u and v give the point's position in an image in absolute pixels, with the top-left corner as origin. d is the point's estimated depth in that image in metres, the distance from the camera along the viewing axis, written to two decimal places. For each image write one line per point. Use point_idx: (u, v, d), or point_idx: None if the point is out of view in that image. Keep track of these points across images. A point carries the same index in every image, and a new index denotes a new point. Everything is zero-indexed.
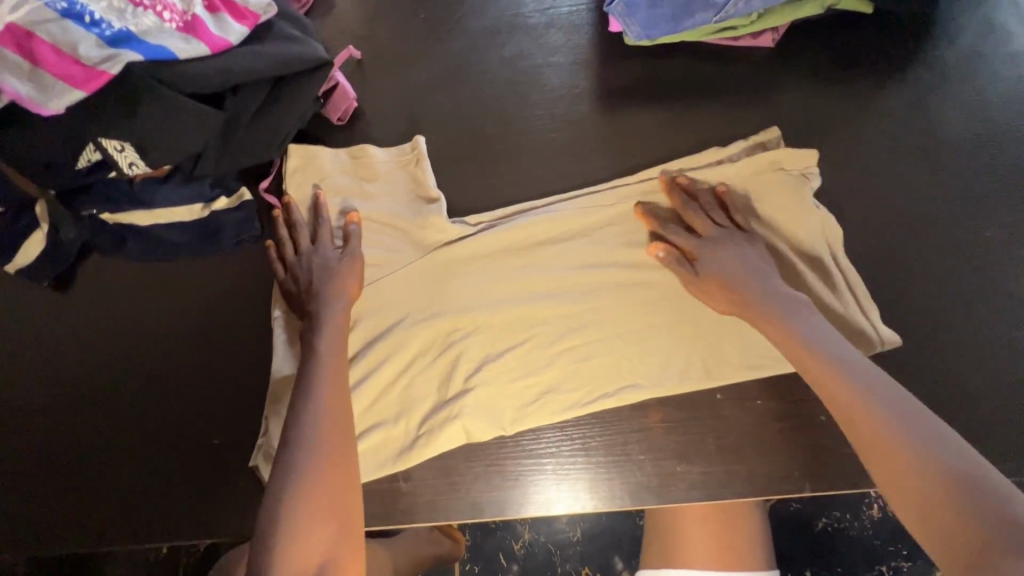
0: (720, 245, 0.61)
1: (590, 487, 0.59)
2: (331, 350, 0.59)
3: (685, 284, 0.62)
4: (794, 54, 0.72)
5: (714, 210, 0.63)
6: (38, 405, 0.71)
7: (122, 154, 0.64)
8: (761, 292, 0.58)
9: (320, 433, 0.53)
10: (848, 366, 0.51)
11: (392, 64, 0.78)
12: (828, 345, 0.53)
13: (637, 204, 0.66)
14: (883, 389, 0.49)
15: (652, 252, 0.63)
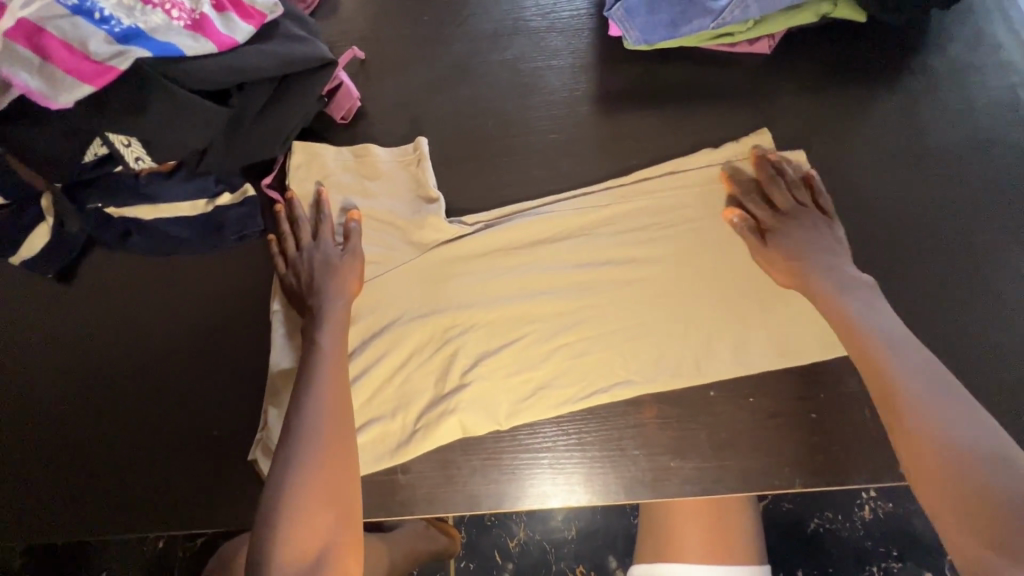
0: (794, 222, 0.63)
1: (586, 481, 0.60)
2: (332, 347, 0.60)
3: (751, 253, 0.64)
4: (789, 60, 0.74)
5: (797, 189, 0.65)
6: (39, 396, 0.72)
7: (129, 148, 0.66)
8: (827, 272, 0.59)
9: (319, 426, 0.54)
10: (901, 346, 0.53)
11: (395, 65, 0.80)
12: (882, 328, 0.55)
13: (722, 168, 0.68)
14: (932, 380, 0.50)
15: (727, 216, 0.65)
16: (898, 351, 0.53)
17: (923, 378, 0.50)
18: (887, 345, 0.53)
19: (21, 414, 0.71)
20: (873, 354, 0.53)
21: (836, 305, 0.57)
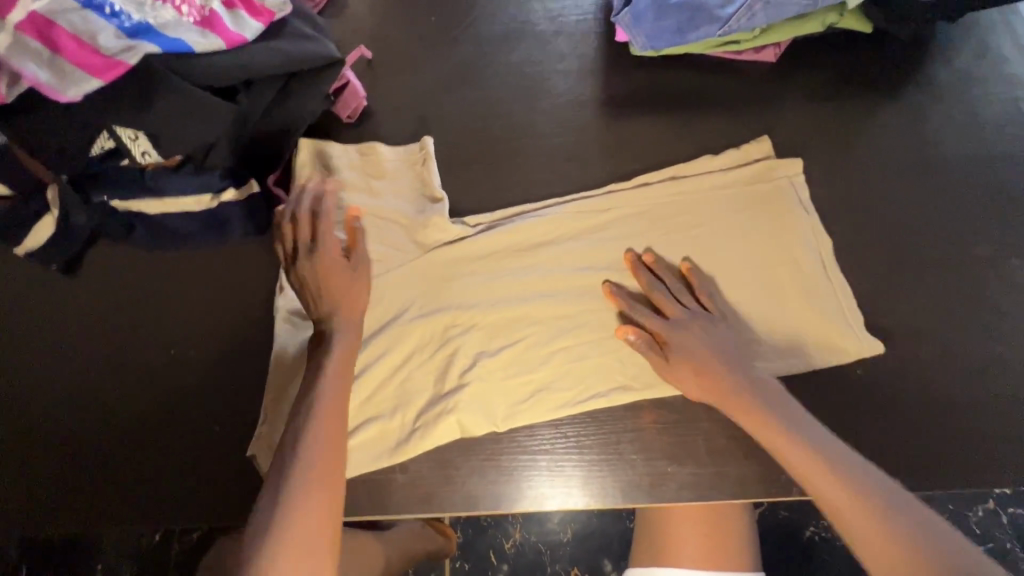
0: (686, 332, 0.60)
1: (583, 484, 0.60)
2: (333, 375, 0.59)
3: (655, 369, 0.60)
4: (795, 69, 0.74)
5: (680, 292, 0.63)
6: (39, 387, 0.72)
7: (135, 143, 0.67)
8: (741, 389, 0.58)
9: (311, 459, 0.54)
10: (836, 459, 0.53)
11: (402, 65, 0.80)
12: (815, 439, 0.55)
13: (628, 252, 0.65)
14: (865, 476, 0.52)
15: (622, 335, 0.62)
16: (835, 462, 0.53)
17: (865, 489, 0.51)
18: (818, 458, 0.53)
19: (21, 404, 0.71)
20: (809, 471, 0.53)
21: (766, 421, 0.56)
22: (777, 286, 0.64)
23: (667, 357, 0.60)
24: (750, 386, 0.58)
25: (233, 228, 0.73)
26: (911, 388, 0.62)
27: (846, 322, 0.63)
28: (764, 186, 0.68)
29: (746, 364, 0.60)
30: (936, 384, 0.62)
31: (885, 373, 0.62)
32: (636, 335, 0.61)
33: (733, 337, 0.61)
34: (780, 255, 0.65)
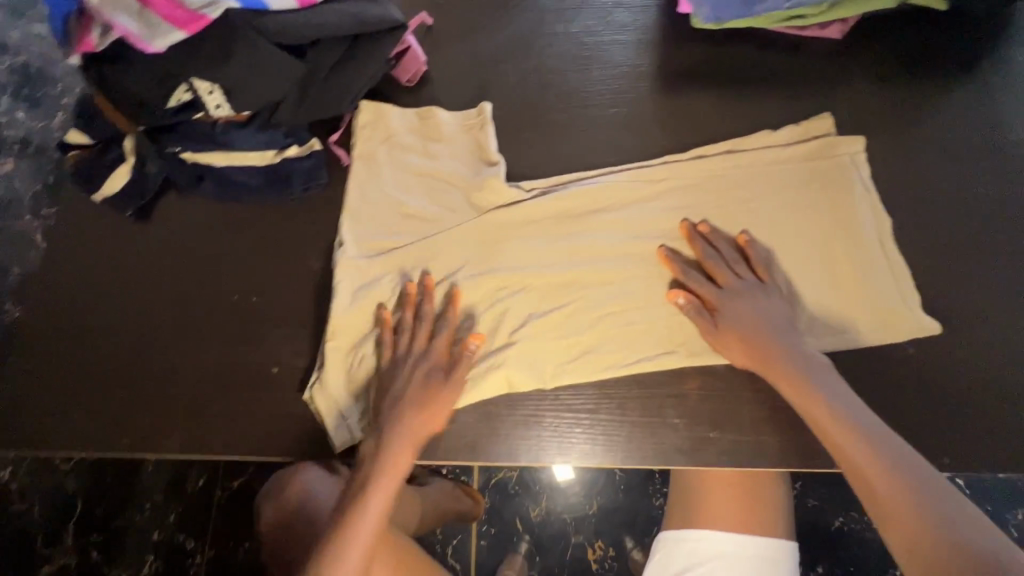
0: (740, 299, 0.61)
1: (624, 444, 0.61)
2: (397, 451, 0.60)
3: (703, 333, 0.62)
4: (860, 47, 0.73)
5: (736, 262, 0.63)
6: (108, 323, 0.76)
7: (211, 96, 0.70)
8: (787, 354, 0.58)
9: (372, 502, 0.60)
10: (866, 430, 0.54)
11: (462, 32, 0.81)
12: (861, 420, 0.54)
13: (683, 222, 0.66)
14: (901, 454, 0.52)
15: (671, 299, 0.63)
16: (870, 439, 0.53)
17: (898, 463, 0.52)
18: (855, 433, 0.53)
19: (92, 340, 0.76)
20: (846, 447, 0.53)
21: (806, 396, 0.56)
22: (833, 261, 0.63)
23: (715, 324, 0.61)
24: (799, 362, 0.58)
25: (295, 182, 0.76)
26: (973, 373, 0.60)
27: (902, 302, 0.62)
28: (823, 163, 0.67)
29: (800, 336, 0.60)
30: (1002, 371, 0.60)
31: (946, 355, 0.60)
32: (686, 302, 0.62)
33: (787, 309, 0.61)
34: (838, 232, 0.64)
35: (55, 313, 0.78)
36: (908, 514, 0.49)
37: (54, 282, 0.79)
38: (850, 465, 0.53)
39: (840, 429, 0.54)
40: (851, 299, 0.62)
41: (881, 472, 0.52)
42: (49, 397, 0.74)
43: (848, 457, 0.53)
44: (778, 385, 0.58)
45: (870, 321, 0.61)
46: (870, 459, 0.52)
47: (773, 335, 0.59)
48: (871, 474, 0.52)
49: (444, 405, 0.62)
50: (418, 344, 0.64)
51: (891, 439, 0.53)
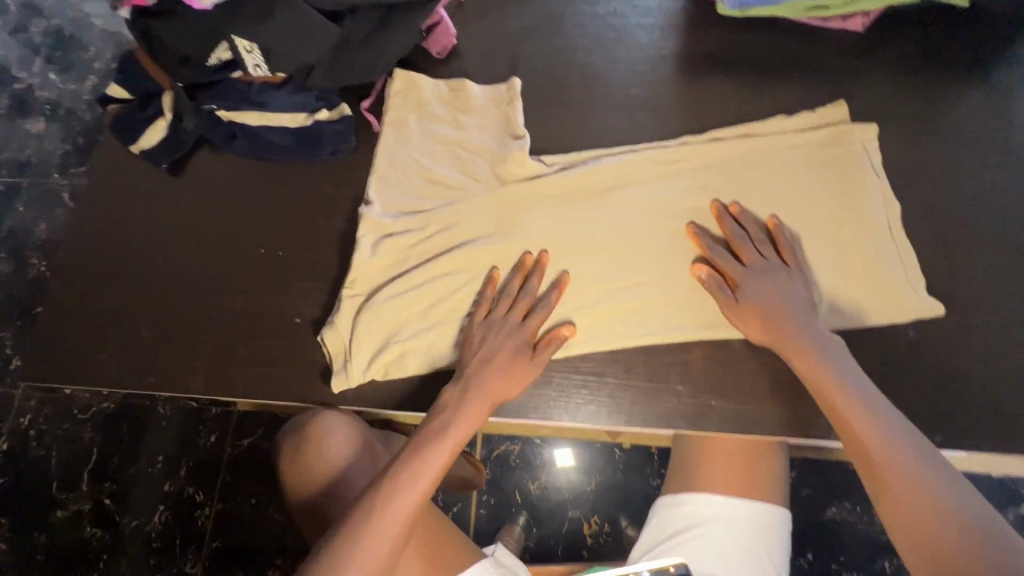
0: (763, 277, 0.63)
1: (629, 407, 0.64)
2: (472, 409, 0.62)
3: (722, 307, 0.63)
4: (881, 40, 0.74)
5: (761, 243, 0.65)
6: (138, 270, 0.80)
7: (250, 55, 0.74)
8: (805, 332, 0.60)
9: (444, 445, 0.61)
10: (876, 410, 0.55)
11: (492, 9, 0.84)
12: (872, 399, 0.56)
13: (714, 202, 0.68)
14: (909, 438, 0.53)
15: (695, 271, 0.65)
16: (880, 420, 0.54)
17: (905, 445, 0.53)
18: (866, 414, 0.55)
19: (123, 285, 0.79)
20: (853, 421, 0.55)
21: (819, 368, 0.58)
22: (843, 245, 0.65)
23: (736, 298, 0.63)
24: (812, 337, 0.59)
25: (324, 145, 0.79)
26: (972, 358, 0.62)
27: (910, 287, 0.63)
28: (837, 149, 0.69)
29: (817, 316, 0.62)
30: (999, 356, 0.62)
31: (945, 338, 0.62)
32: (709, 275, 0.64)
33: (805, 289, 0.63)
34: (850, 216, 0.66)
35: (89, 259, 0.81)
36: (904, 487, 0.51)
37: (89, 229, 0.82)
38: (854, 439, 0.55)
39: (852, 408, 0.55)
40: (858, 280, 0.64)
41: (886, 452, 0.53)
42: (82, 337, 0.78)
43: (853, 429, 0.55)
44: (790, 358, 0.60)
45: (874, 303, 0.63)
46: (876, 432, 0.54)
47: (789, 310, 0.61)
48: (874, 447, 0.53)
49: (519, 374, 0.63)
50: (513, 313, 0.65)
51: (902, 423, 0.55)
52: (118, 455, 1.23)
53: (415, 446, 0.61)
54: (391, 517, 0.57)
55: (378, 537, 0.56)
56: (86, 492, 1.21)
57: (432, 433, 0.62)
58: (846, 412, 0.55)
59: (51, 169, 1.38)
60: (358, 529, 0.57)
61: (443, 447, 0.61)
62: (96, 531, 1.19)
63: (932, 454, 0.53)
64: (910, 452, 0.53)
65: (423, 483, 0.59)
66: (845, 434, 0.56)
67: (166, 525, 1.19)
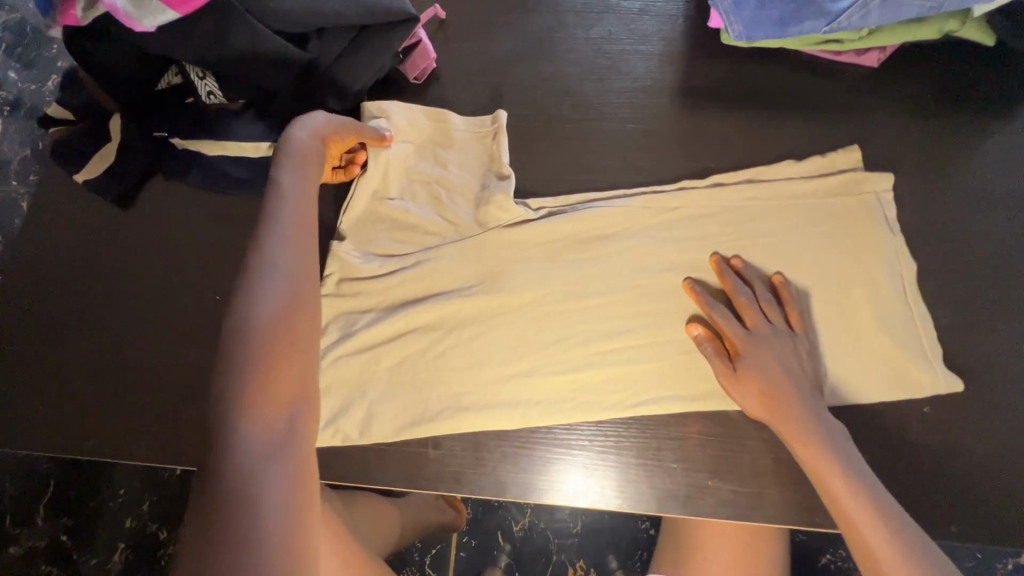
0: (765, 345, 0.57)
1: (618, 486, 0.58)
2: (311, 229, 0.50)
3: (720, 375, 0.57)
4: (899, 77, 0.68)
5: (767, 303, 0.59)
6: (81, 314, 0.72)
7: (202, 82, 0.68)
8: (807, 409, 0.54)
9: (293, 252, 0.48)
10: (880, 503, 0.50)
11: (477, 29, 0.77)
12: (875, 491, 0.51)
13: (713, 256, 0.62)
14: (915, 537, 0.49)
15: (689, 330, 0.59)
16: (887, 516, 0.49)
17: (914, 547, 0.48)
18: (869, 507, 0.50)
19: (65, 330, 0.72)
20: (855, 514, 0.50)
21: (817, 447, 0.53)
22: (853, 310, 0.60)
23: (734, 368, 0.57)
24: (814, 419, 0.54)
25: None
26: (990, 437, 0.57)
27: (923, 358, 0.58)
28: (847, 201, 0.63)
29: (821, 392, 0.56)
30: (1018, 437, 0.57)
31: (961, 415, 0.57)
32: (704, 336, 0.58)
33: (810, 361, 0.57)
34: (859, 276, 0.61)
35: (29, 298, 0.74)
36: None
37: (28, 266, 0.75)
38: (857, 538, 0.50)
39: (853, 499, 0.50)
40: (866, 349, 0.59)
41: (893, 554, 0.48)
42: (17, 387, 0.71)
43: (853, 522, 0.50)
44: (790, 444, 0.54)
45: (882, 376, 0.58)
46: (881, 530, 0.49)
47: (793, 389, 0.55)
48: (880, 550, 0.48)
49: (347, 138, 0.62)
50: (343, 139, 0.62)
51: (906, 519, 0.50)
52: (76, 488, 1.15)
53: (257, 268, 0.46)
54: (259, 374, 0.42)
55: (266, 338, 0.43)
56: (40, 528, 1.13)
57: (270, 249, 0.47)
58: (839, 496, 0.51)
59: (8, 176, 1.29)
60: (243, 378, 0.41)
61: (292, 258, 0.47)
62: (52, 569, 1.12)
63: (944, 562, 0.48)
64: (918, 555, 0.47)
65: (299, 298, 0.46)
66: (846, 531, 0.50)
67: (127, 564, 1.12)
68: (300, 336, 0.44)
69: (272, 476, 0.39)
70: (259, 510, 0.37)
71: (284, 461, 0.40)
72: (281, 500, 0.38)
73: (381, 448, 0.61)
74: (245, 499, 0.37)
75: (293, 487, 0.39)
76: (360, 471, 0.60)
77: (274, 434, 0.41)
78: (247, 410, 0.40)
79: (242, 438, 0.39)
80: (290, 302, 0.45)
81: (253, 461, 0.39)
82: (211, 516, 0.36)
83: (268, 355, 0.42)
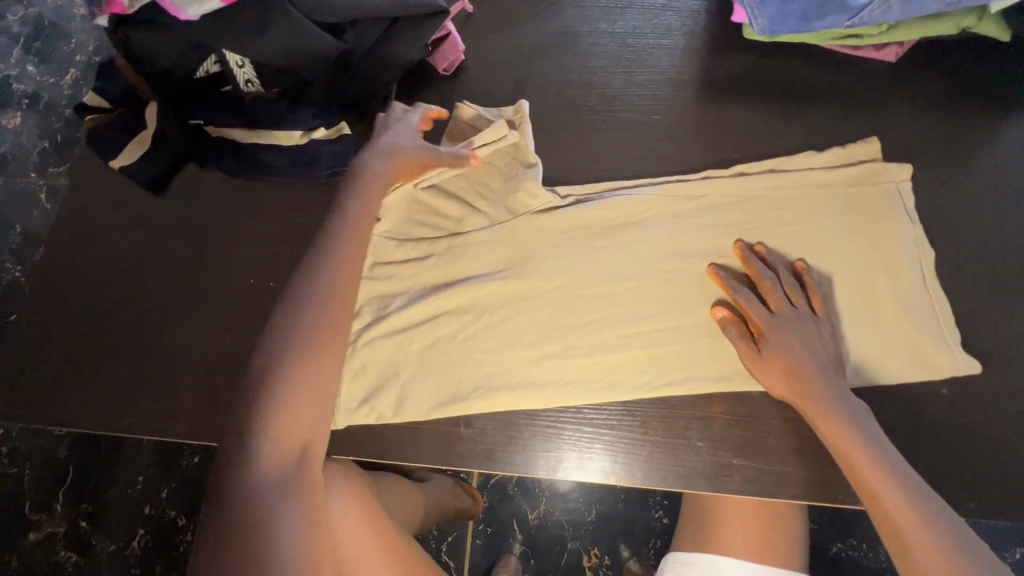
0: (788, 328, 0.58)
1: (645, 463, 0.60)
2: (343, 277, 0.57)
3: (744, 358, 0.59)
4: (916, 72, 0.70)
5: (790, 287, 0.61)
6: (115, 298, 0.74)
7: (241, 69, 0.69)
8: (828, 390, 0.56)
9: (317, 298, 0.56)
10: (901, 476, 0.52)
11: (504, 23, 0.79)
12: (895, 464, 0.53)
13: (738, 242, 0.64)
14: (936, 509, 0.50)
15: (713, 312, 0.61)
16: (908, 488, 0.51)
17: (936, 517, 0.50)
18: (890, 479, 0.52)
19: (99, 312, 0.74)
20: (877, 486, 0.52)
21: (841, 425, 0.54)
22: (873, 295, 0.62)
23: (759, 349, 0.58)
24: (839, 398, 0.56)
25: (323, 166, 0.72)
26: (1008, 418, 0.58)
27: (941, 341, 0.60)
28: (866, 191, 0.65)
29: (843, 374, 0.58)
30: None
31: (979, 396, 0.59)
32: (729, 320, 0.60)
33: (832, 344, 0.59)
34: (880, 263, 0.63)
35: (62, 281, 0.75)
36: (935, 558, 0.48)
37: (63, 250, 0.76)
38: (882, 512, 0.51)
39: (875, 474, 0.52)
40: (888, 333, 0.60)
41: (913, 523, 0.50)
42: (53, 367, 0.72)
43: (875, 493, 0.52)
44: (818, 426, 0.55)
45: (903, 359, 0.60)
46: (903, 501, 0.51)
47: (819, 371, 0.57)
48: (904, 520, 0.50)
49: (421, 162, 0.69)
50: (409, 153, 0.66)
51: (926, 492, 0.52)
52: (95, 474, 1.17)
53: (287, 314, 0.55)
54: (282, 409, 0.51)
55: (290, 378, 0.52)
56: (61, 514, 1.15)
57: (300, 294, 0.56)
58: (863, 472, 0.53)
59: (28, 167, 1.31)
60: (265, 411, 0.50)
61: (318, 302, 0.55)
62: (71, 554, 1.13)
63: (963, 530, 0.49)
64: (938, 524, 0.49)
65: (318, 347, 0.54)
66: (870, 505, 0.52)
67: (146, 550, 1.13)
68: (316, 379, 0.53)
69: (282, 501, 0.47)
70: (266, 534, 0.45)
71: (290, 491, 0.48)
72: (288, 527, 0.46)
73: (414, 427, 0.62)
74: (255, 520, 0.46)
75: (297, 520, 0.47)
76: (395, 448, 0.62)
77: (284, 468, 0.49)
78: (267, 442, 0.49)
79: (260, 467, 0.48)
80: (308, 352, 0.53)
81: (267, 493, 0.47)
82: (229, 526, 0.46)
83: (288, 400, 0.51)
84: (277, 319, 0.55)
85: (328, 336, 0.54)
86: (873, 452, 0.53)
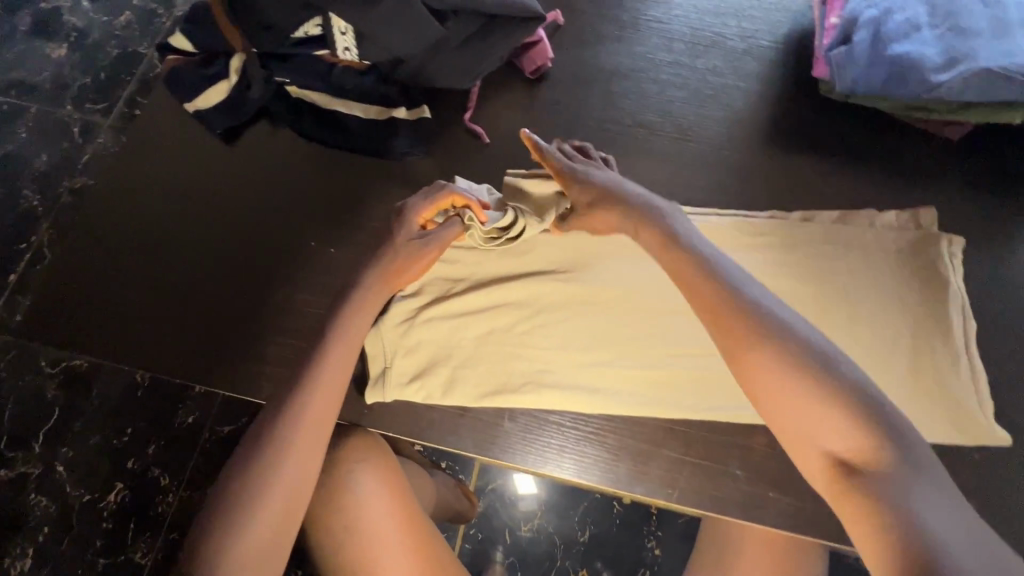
0: (592, 183, 0.62)
1: (682, 484, 0.60)
2: (325, 387, 0.57)
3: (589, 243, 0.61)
4: (976, 152, 0.74)
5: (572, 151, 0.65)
6: (166, 238, 0.73)
7: (343, 37, 0.71)
8: (700, 259, 0.53)
9: (298, 415, 0.55)
10: (754, 330, 0.48)
11: (593, 40, 0.81)
12: (756, 325, 0.48)
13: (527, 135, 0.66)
14: (791, 371, 0.46)
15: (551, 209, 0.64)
16: (805, 363, 0.46)
17: (788, 377, 0.46)
18: (785, 357, 0.46)
19: (147, 250, 0.73)
20: (767, 369, 0.46)
21: (774, 373, 0.46)
22: (915, 354, 0.65)
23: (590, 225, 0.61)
24: (794, 343, 0.46)
25: (397, 144, 0.74)
26: None
27: (978, 408, 0.62)
28: (921, 256, 0.68)
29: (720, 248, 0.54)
30: None
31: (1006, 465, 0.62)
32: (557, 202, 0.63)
33: None
34: (925, 324, 0.65)
35: (115, 213, 0.74)
36: (823, 435, 0.45)
37: (119, 182, 0.76)
38: (769, 393, 0.46)
39: (764, 355, 0.46)
40: (924, 390, 0.63)
41: (800, 405, 0.45)
42: (93, 298, 0.71)
43: (766, 376, 0.46)
44: (697, 305, 0.51)
45: (936, 418, 0.62)
46: (789, 379, 0.46)
47: (752, 307, 0.49)
48: (794, 402, 0.45)
49: (434, 256, 0.64)
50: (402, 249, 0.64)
51: (768, 350, 0.46)
52: (81, 420, 1.12)
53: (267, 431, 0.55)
54: (246, 542, 0.51)
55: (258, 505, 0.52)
56: (38, 455, 1.10)
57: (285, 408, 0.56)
58: (790, 427, 0.46)
59: (65, 99, 1.29)
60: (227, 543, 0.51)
61: (301, 417, 0.55)
62: (42, 498, 1.08)
63: (830, 390, 0.45)
64: (801, 394, 0.45)
65: (292, 470, 0.54)
66: (754, 386, 0.47)
67: (120, 506, 1.08)
68: (285, 509, 0.53)
69: None
70: None
71: None
72: None
73: (458, 413, 0.62)
74: None
75: None
76: (436, 431, 0.62)
77: None
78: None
79: None
80: (282, 476, 0.54)
81: None
82: None
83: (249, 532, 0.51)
84: (262, 431, 0.55)
85: (306, 455, 0.55)
86: (804, 407, 0.45)
